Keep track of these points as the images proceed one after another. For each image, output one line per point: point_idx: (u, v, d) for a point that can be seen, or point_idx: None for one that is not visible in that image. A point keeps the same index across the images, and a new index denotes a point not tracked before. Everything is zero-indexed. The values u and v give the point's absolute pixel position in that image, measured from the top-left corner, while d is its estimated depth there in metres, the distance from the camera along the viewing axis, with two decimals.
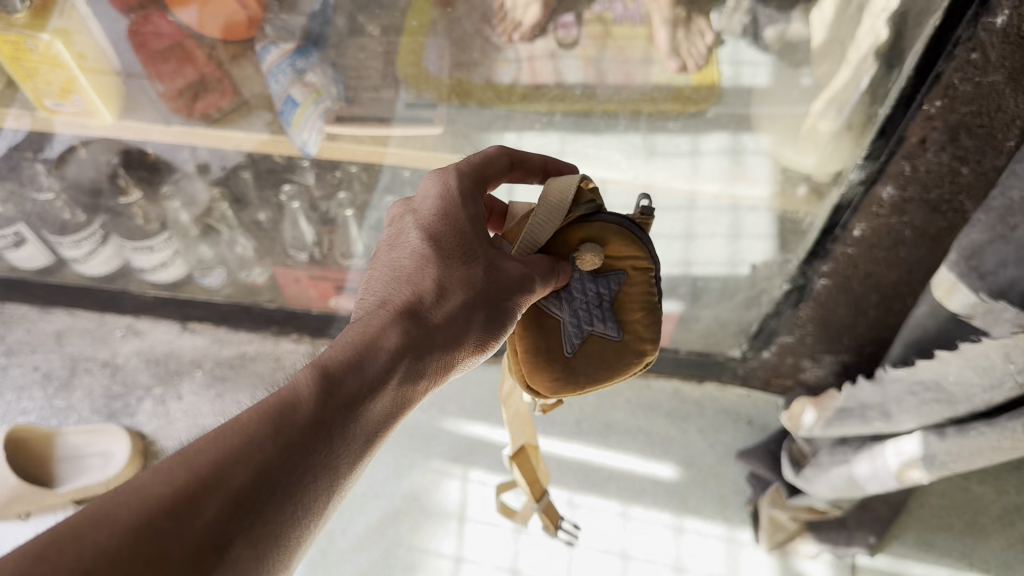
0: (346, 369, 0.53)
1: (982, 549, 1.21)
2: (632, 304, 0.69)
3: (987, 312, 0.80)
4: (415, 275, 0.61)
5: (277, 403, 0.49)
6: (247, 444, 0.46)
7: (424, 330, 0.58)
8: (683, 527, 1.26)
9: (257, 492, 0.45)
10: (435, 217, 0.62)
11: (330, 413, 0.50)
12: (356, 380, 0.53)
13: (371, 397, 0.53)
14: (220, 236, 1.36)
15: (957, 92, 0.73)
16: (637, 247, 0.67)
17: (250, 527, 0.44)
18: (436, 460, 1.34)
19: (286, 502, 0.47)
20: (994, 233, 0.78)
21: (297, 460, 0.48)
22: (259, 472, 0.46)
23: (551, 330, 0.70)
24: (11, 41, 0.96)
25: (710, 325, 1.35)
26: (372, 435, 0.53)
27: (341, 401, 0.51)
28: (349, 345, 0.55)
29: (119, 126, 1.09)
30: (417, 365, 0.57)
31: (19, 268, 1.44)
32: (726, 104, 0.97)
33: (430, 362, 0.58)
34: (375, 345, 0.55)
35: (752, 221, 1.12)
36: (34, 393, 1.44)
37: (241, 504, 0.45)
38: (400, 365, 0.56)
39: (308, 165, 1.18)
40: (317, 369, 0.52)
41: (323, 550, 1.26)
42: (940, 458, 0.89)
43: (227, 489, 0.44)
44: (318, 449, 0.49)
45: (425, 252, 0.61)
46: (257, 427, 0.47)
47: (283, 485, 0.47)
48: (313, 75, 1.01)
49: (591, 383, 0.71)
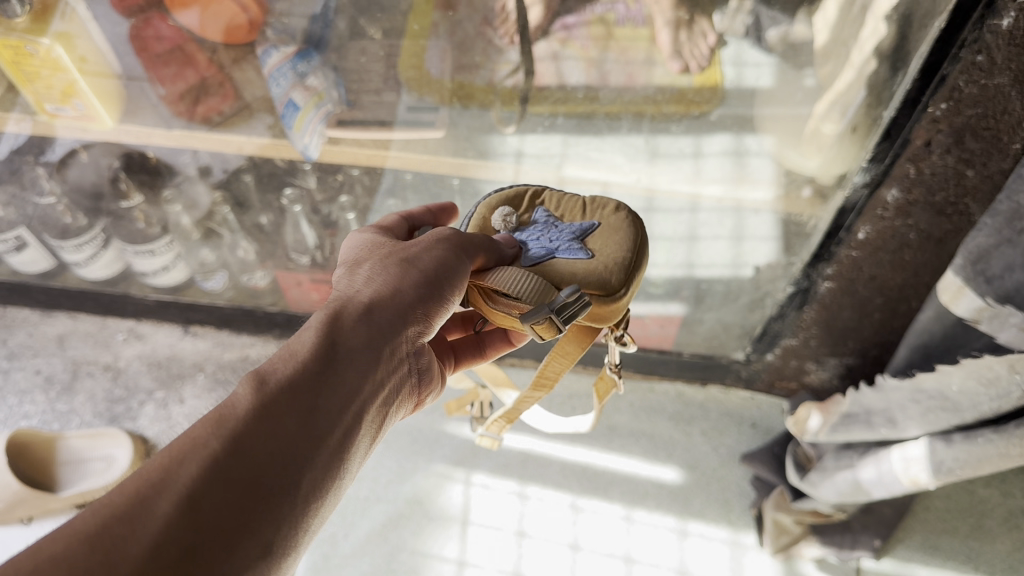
0: (279, 368, 0.50)
1: (988, 552, 1.21)
2: (571, 211, 0.74)
3: (994, 317, 0.79)
4: (349, 283, 0.59)
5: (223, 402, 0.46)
6: (185, 446, 0.42)
7: (358, 319, 0.56)
8: (687, 530, 1.26)
9: (213, 476, 0.41)
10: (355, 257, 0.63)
11: (276, 402, 0.47)
12: (294, 370, 0.50)
13: (313, 383, 0.50)
14: (222, 240, 1.36)
15: (962, 95, 0.73)
16: (519, 194, 0.76)
17: (209, 512, 0.40)
18: (439, 463, 1.34)
19: (243, 496, 0.42)
20: (1001, 236, 0.76)
21: (249, 442, 0.44)
22: (207, 467, 0.42)
23: (563, 263, 0.68)
24: (10, 46, 0.96)
25: (713, 327, 1.32)
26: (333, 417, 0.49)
27: (289, 387, 0.48)
28: (281, 350, 0.51)
29: (120, 130, 1.09)
30: (359, 348, 0.54)
31: (21, 271, 1.45)
32: (730, 105, 0.96)
33: (372, 346, 0.55)
34: (307, 340, 0.52)
35: (755, 224, 1.11)
36: (36, 397, 1.44)
37: (196, 503, 0.40)
38: (340, 354, 0.53)
39: (310, 169, 1.18)
40: (243, 376, 0.48)
41: (326, 554, 1.25)
42: (948, 464, 0.88)
43: (176, 488, 0.40)
44: (274, 437, 0.45)
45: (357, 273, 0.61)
46: (203, 423, 0.44)
47: (239, 477, 0.42)
48: (313, 79, 1.00)
49: (626, 248, 0.69)
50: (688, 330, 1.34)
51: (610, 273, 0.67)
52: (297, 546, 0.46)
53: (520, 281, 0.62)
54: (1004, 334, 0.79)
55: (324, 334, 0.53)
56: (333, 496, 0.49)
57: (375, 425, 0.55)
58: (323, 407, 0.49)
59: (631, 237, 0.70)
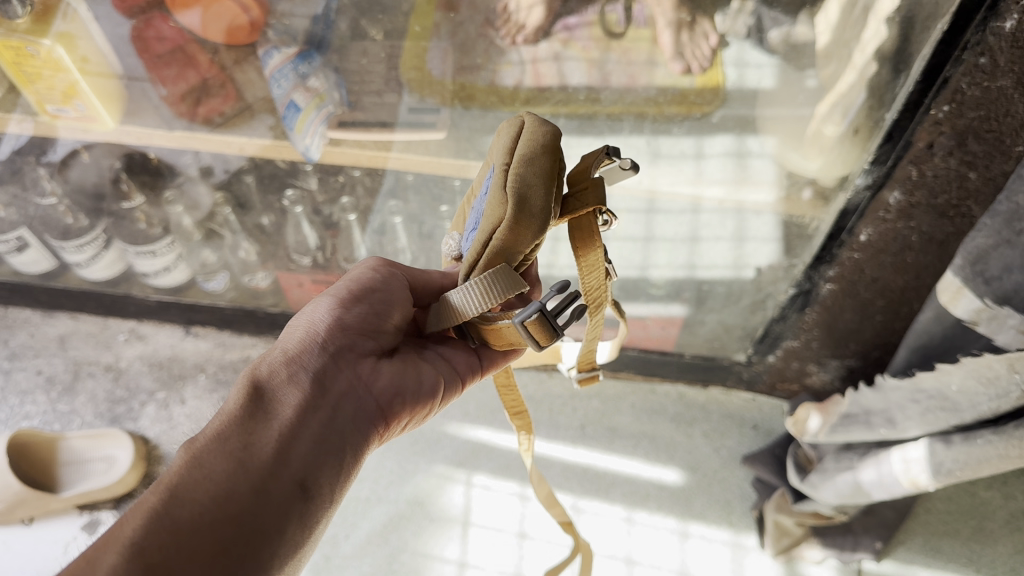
0: (211, 427, 0.59)
1: (990, 554, 1.21)
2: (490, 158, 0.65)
3: (992, 318, 0.79)
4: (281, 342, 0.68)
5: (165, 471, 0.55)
6: (128, 511, 0.52)
7: (285, 367, 0.64)
8: (688, 532, 1.25)
9: (154, 525, 0.51)
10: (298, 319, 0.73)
11: (203, 454, 0.56)
12: (221, 425, 0.58)
13: (240, 429, 0.58)
14: (223, 241, 1.36)
15: (964, 97, 0.73)
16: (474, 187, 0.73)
17: (153, 554, 0.49)
18: (440, 464, 1.34)
19: (178, 537, 0.51)
20: (1000, 237, 0.75)
21: (184, 489, 0.53)
22: (144, 519, 0.51)
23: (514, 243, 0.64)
24: (12, 46, 0.96)
25: (715, 329, 1.32)
26: (267, 449, 0.58)
27: (221, 438, 0.57)
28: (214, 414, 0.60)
29: (120, 130, 1.09)
30: (285, 391, 0.62)
31: (23, 272, 1.45)
32: (733, 106, 0.96)
33: (301, 384, 0.63)
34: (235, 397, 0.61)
35: (756, 225, 1.11)
36: (37, 397, 1.44)
37: (141, 551, 0.49)
38: (267, 401, 0.61)
39: (311, 170, 1.18)
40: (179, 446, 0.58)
41: (327, 555, 1.25)
42: (947, 466, 0.88)
43: (121, 542, 0.49)
44: (204, 482, 0.54)
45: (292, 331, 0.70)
46: (146, 488, 0.54)
47: (177, 519, 0.52)
48: (315, 80, 1.00)
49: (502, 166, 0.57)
50: (689, 332, 1.34)
51: (496, 202, 0.57)
52: (263, 560, 0.54)
53: (470, 295, 0.61)
54: (1002, 337, 0.79)
55: (249, 387, 0.61)
56: (293, 510, 0.57)
57: (337, 444, 0.62)
58: (251, 445, 0.58)
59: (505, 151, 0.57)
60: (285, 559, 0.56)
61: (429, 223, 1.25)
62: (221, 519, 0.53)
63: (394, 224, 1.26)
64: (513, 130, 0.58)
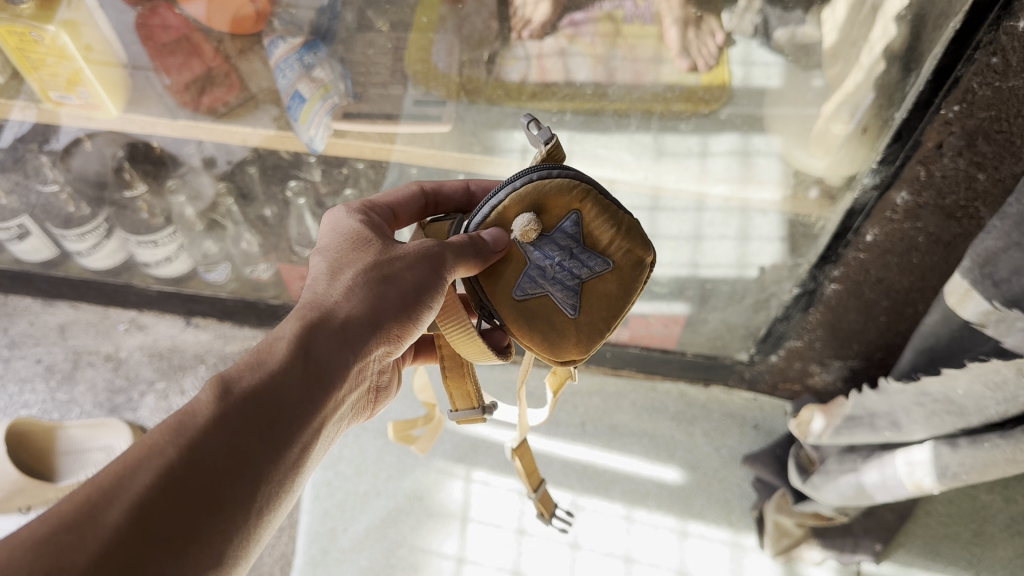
0: (243, 377, 0.56)
1: (989, 557, 1.21)
2: (603, 236, 0.67)
3: (1000, 321, 0.79)
4: (321, 280, 0.63)
5: (182, 411, 0.53)
6: (143, 453, 0.50)
7: (325, 329, 0.60)
8: (688, 531, 1.25)
9: (166, 487, 0.49)
10: (340, 239, 0.67)
11: (230, 416, 0.53)
12: (253, 383, 0.55)
13: (271, 392, 0.56)
14: (226, 231, 1.35)
15: (976, 97, 0.73)
16: (581, 196, 0.65)
17: (160, 521, 0.48)
18: (440, 459, 1.33)
19: (188, 507, 0.49)
20: (1009, 240, 0.74)
21: (204, 455, 0.51)
22: (157, 476, 0.49)
23: (546, 307, 0.68)
24: (16, 32, 0.95)
25: (718, 327, 1.31)
26: (290, 427, 0.56)
27: (252, 399, 0.55)
28: (245, 357, 0.57)
29: (124, 119, 1.08)
30: (321, 357, 0.59)
31: (25, 261, 1.44)
32: (739, 104, 0.96)
33: (335, 354, 0.60)
34: (274, 349, 0.58)
35: (761, 223, 1.10)
36: (37, 386, 1.44)
37: (144, 510, 0.48)
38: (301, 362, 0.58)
39: (314, 161, 1.18)
40: (209, 382, 0.55)
41: (325, 548, 1.25)
42: (953, 469, 0.87)
43: (131, 496, 0.48)
44: (226, 451, 0.52)
45: (335, 264, 0.65)
46: (163, 431, 0.51)
47: (187, 483, 0.50)
48: (321, 71, 0.99)
49: (616, 310, 0.70)
50: (692, 330, 1.33)
51: (594, 331, 0.70)
52: (249, 545, 0.53)
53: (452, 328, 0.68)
54: (1011, 339, 0.79)
55: (289, 343, 0.58)
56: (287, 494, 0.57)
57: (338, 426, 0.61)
58: (279, 415, 0.55)
59: (626, 302, 0.70)
60: (263, 538, 0.56)
61: None
62: (229, 497, 0.51)
63: None
64: (638, 277, 0.69)
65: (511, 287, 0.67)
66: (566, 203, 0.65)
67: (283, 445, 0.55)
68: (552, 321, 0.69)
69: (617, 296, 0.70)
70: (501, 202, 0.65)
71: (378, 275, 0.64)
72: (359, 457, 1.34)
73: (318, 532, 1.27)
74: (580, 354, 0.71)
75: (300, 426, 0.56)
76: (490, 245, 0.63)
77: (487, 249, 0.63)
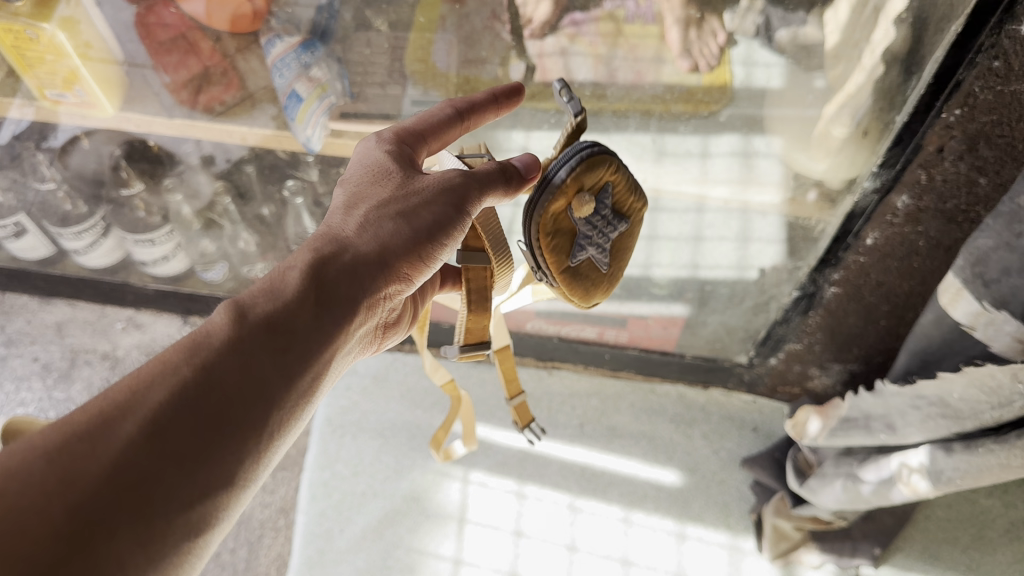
0: (259, 303, 0.56)
1: (987, 562, 1.20)
2: (625, 197, 0.69)
3: (990, 323, 0.78)
4: (344, 205, 0.63)
5: (196, 336, 0.53)
6: (154, 371, 0.50)
7: (341, 259, 0.60)
8: (685, 534, 1.25)
9: (176, 410, 0.49)
10: (370, 160, 0.65)
11: (245, 343, 0.53)
12: (268, 311, 0.55)
13: (284, 320, 0.56)
14: (222, 230, 1.34)
15: (976, 101, 0.72)
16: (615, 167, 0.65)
17: (167, 442, 0.48)
18: (436, 461, 1.33)
19: (194, 430, 0.49)
20: (1001, 239, 0.75)
21: (216, 381, 0.51)
22: (168, 395, 0.49)
23: (586, 269, 0.71)
24: (13, 31, 0.96)
25: (718, 330, 1.31)
26: (304, 354, 0.56)
27: (267, 329, 0.55)
28: (262, 282, 0.57)
29: (120, 117, 1.09)
30: (341, 284, 0.59)
31: (21, 258, 1.43)
32: (740, 106, 0.94)
33: (355, 282, 0.59)
34: (292, 277, 0.57)
35: (761, 226, 1.09)
36: (34, 384, 1.44)
37: (157, 424, 0.48)
38: (319, 290, 0.58)
39: (313, 161, 1.16)
40: (225, 306, 0.55)
41: (321, 549, 1.25)
42: (948, 474, 0.87)
43: (141, 412, 0.48)
44: (237, 378, 0.52)
45: (360, 188, 0.63)
46: (176, 354, 0.51)
47: (198, 400, 0.50)
48: (318, 70, 0.98)
49: (625, 255, 0.76)
50: (692, 333, 1.33)
51: (611, 278, 0.76)
52: (255, 475, 0.54)
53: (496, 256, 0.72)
54: (999, 343, 0.78)
55: (308, 269, 0.58)
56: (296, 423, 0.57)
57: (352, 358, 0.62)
58: (295, 345, 0.55)
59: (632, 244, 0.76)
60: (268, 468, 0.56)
61: None
62: (238, 425, 0.51)
63: None
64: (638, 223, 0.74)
65: (566, 258, 0.69)
66: (606, 177, 0.65)
67: (294, 376, 0.55)
68: (590, 278, 0.73)
69: (632, 234, 0.74)
70: (563, 182, 0.61)
71: (408, 201, 0.62)
72: (356, 458, 1.33)
73: (314, 533, 1.26)
74: (605, 293, 0.77)
75: (315, 355, 0.56)
76: (511, 174, 0.63)
77: (511, 176, 0.64)
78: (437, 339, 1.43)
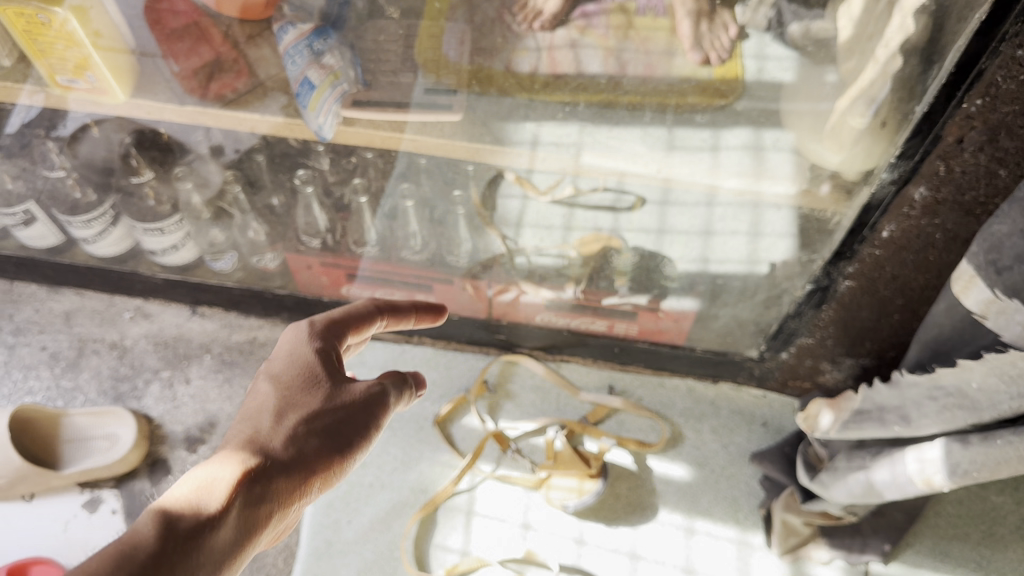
0: (185, 512, 0.65)
1: (999, 559, 1.20)
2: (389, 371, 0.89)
3: (999, 313, 0.79)
4: (263, 414, 0.76)
5: (123, 544, 0.61)
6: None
7: (259, 472, 0.71)
8: (694, 528, 1.24)
9: None
10: (282, 370, 0.79)
11: (168, 547, 0.62)
12: (194, 515, 0.65)
13: (204, 531, 0.65)
14: (233, 220, 1.32)
15: (999, 91, 0.74)
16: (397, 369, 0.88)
17: None
18: (444, 453, 1.32)
19: None
20: (1016, 225, 0.75)
21: None
22: None
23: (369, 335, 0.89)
24: (25, 14, 0.96)
25: (728, 324, 1.31)
26: (218, 562, 0.65)
27: (189, 535, 0.64)
28: (183, 489, 0.67)
29: (132, 104, 1.07)
30: (257, 494, 0.70)
31: (30, 247, 1.43)
32: (756, 97, 0.93)
33: (269, 497, 0.71)
34: (216, 491, 0.68)
35: (773, 218, 1.08)
36: (41, 373, 1.43)
37: None
38: (240, 503, 0.68)
39: (323, 150, 1.17)
40: (150, 512, 0.64)
41: (328, 540, 1.25)
42: (963, 467, 0.85)
43: None
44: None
45: (275, 405, 0.77)
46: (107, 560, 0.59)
47: None
48: (330, 58, 0.97)
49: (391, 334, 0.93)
50: (702, 326, 1.32)
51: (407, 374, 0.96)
52: None
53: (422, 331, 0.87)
54: (1010, 333, 0.79)
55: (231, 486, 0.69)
56: None
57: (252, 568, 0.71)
58: (211, 552, 0.65)
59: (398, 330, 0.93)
60: None
61: (440, 209, 1.25)
62: None
63: (405, 208, 1.24)
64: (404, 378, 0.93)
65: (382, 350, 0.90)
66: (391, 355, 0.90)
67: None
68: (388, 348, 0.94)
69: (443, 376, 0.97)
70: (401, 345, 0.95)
71: (316, 421, 0.77)
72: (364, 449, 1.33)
73: (322, 523, 1.26)
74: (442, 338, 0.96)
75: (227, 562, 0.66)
76: (412, 382, 0.86)
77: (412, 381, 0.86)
78: (445, 332, 1.42)
